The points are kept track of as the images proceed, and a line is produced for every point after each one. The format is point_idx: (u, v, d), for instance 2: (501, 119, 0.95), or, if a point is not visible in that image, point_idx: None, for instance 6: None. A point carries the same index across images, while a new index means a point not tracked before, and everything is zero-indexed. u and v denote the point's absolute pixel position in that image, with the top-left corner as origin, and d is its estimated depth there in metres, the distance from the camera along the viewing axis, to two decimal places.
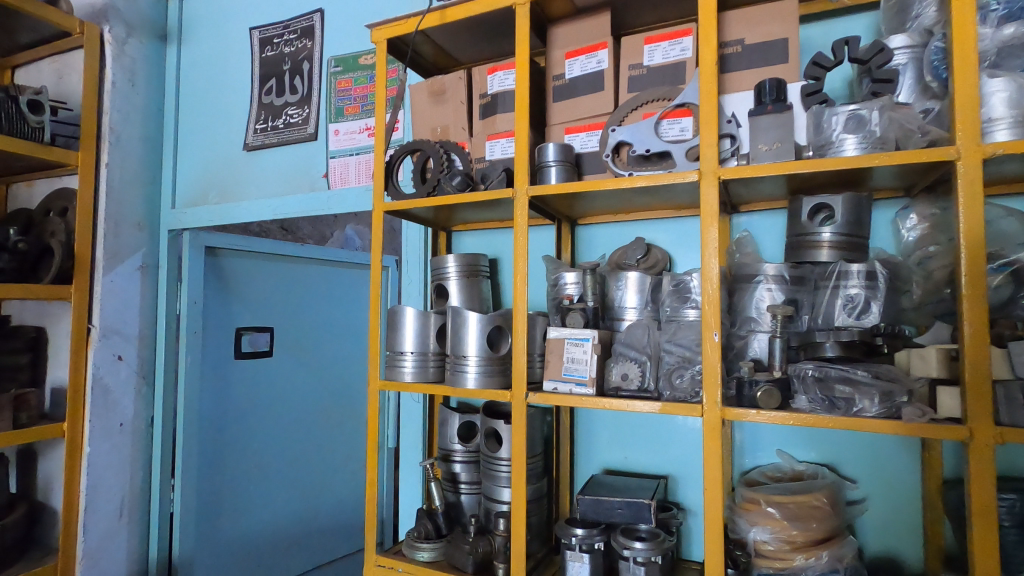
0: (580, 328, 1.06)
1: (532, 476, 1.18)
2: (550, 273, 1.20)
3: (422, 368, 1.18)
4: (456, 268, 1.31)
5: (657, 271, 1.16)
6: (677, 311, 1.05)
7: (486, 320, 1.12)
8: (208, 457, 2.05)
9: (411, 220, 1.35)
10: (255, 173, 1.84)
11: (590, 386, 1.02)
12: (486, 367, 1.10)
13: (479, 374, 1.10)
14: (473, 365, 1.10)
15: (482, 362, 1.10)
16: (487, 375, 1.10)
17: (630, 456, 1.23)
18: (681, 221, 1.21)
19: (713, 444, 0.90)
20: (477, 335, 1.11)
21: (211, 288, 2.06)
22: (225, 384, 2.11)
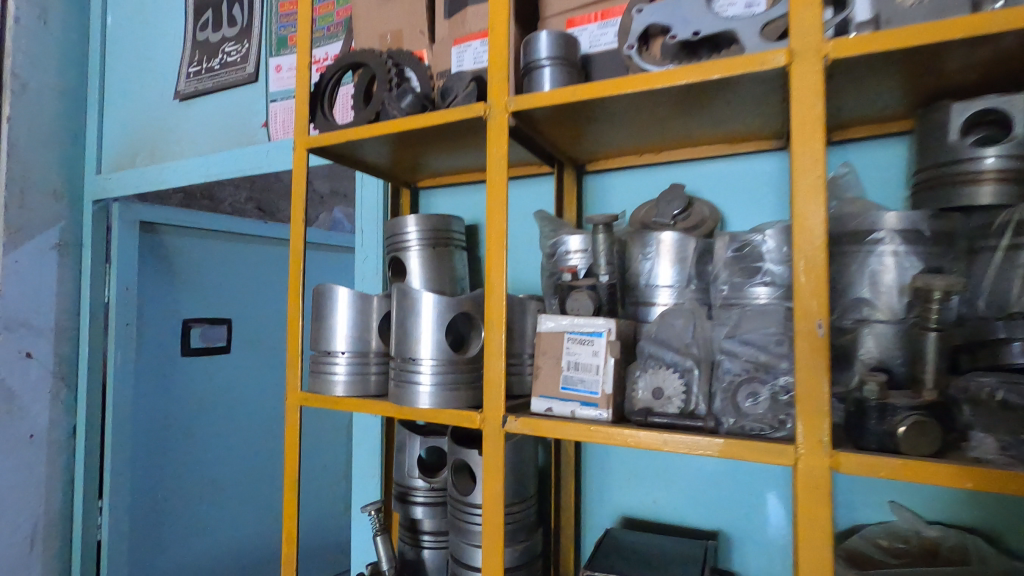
0: (588, 316, 0.68)
1: (518, 531, 0.82)
2: (546, 237, 0.83)
3: (360, 374, 0.81)
4: (418, 236, 0.95)
5: (703, 233, 0.78)
6: (740, 289, 0.67)
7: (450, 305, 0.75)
8: (147, 474, 1.71)
9: (357, 168, 0.98)
10: (188, 128, 1.49)
11: (603, 408, 0.65)
12: (449, 377, 0.74)
13: (436, 388, 0.73)
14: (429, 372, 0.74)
15: (442, 369, 0.74)
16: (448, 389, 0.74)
17: (663, 501, 0.86)
18: (735, 162, 0.83)
19: (813, 515, 0.53)
20: (435, 328, 0.74)
21: (148, 271, 1.72)
22: (167, 386, 1.77)
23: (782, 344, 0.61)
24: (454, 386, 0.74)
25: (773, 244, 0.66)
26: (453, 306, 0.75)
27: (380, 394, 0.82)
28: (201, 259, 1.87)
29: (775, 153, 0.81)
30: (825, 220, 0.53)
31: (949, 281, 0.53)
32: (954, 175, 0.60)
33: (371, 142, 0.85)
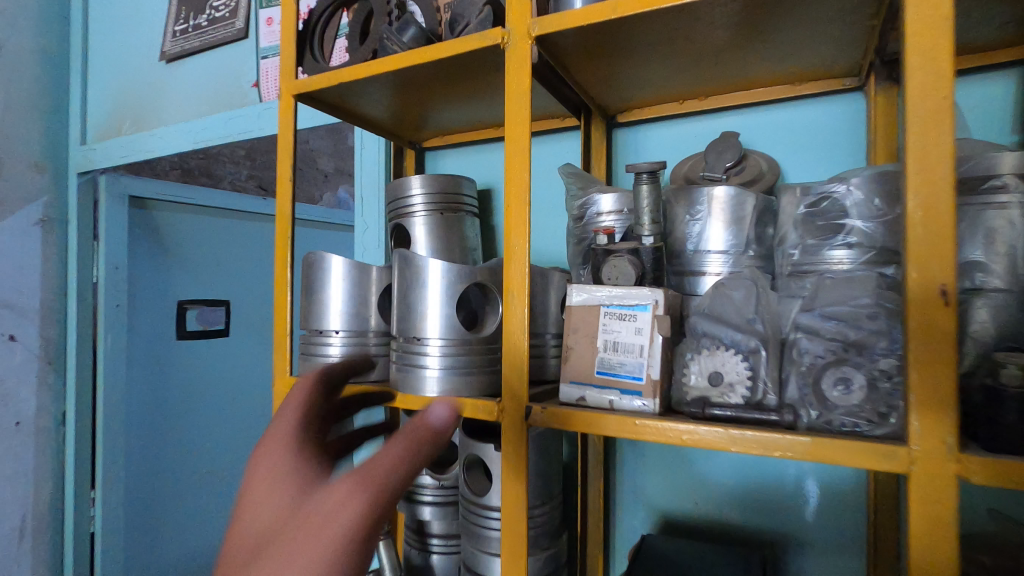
0: (629, 284, 0.56)
1: (542, 538, 0.71)
2: (573, 196, 0.71)
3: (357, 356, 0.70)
4: (424, 200, 0.83)
5: (761, 189, 0.66)
6: (814, 252, 0.55)
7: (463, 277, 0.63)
8: (143, 462, 1.62)
9: (355, 122, 0.86)
10: (175, 92, 1.37)
11: (648, 396, 0.53)
12: (461, 362, 0.62)
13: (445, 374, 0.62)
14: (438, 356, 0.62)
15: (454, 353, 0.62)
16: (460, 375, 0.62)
17: (707, 502, 0.76)
18: (795, 107, 0.71)
19: (927, 533, 0.41)
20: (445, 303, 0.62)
21: (139, 249, 1.61)
22: (162, 370, 1.67)
23: (876, 319, 0.48)
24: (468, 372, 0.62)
25: (860, 195, 0.53)
26: (466, 276, 0.63)
27: (380, 380, 0.71)
28: (195, 237, 1.77)
29: (846, 95, 0.68)
30: (952, 149, 0.41)
31: None
32: None
33: (370, 86, 0.73)
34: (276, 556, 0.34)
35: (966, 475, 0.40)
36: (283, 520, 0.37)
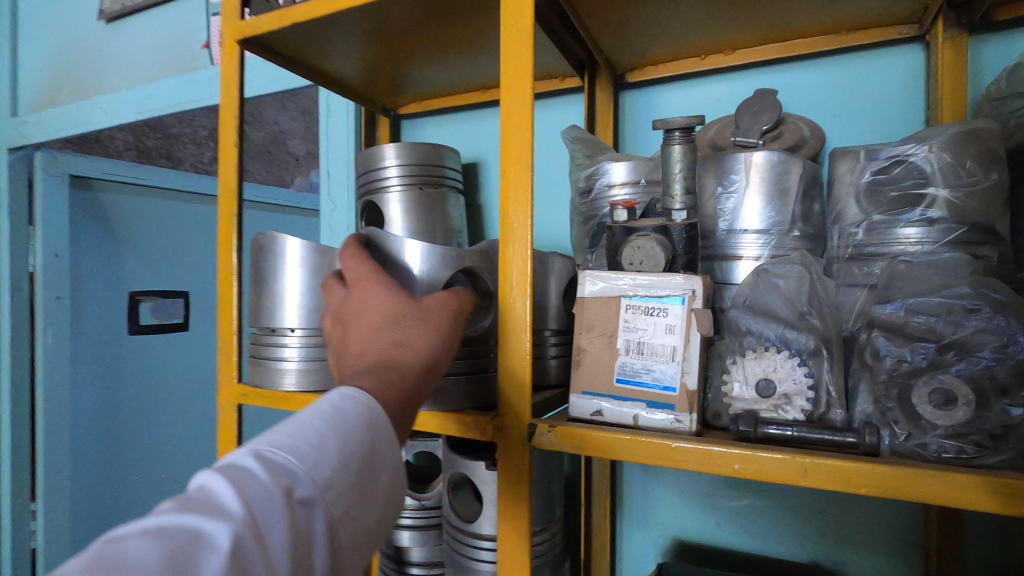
0: (657, 271, 0.44)
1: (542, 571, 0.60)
2: (579, 166, 0.59)
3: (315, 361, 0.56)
4: (400, 173, 0.71)
5: (805, 157, 0.55)
6: (882, 231, 0.45)
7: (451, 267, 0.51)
8: (93, 470, 1.47)
9: (317, 80, 0.73)
10: (119, 57, 1.21)
11: (684, 411, 0.42)
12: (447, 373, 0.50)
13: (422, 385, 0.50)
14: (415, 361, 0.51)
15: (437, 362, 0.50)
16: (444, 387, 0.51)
17: (733, 525, 0.66)
18: (837, 63, 0.60)
19: None
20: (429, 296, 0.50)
21: (84, 234, 1.45)
22: (113, 369, 1.52)
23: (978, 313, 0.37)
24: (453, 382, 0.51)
25: (943, 160, 0.43)
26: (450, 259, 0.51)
27: None
28: (148, 222, 1.60)
29: (901, 47, 0.58)
30: None
31: None
32: None
33: (333, 32, 0.60)
34: (386, 361, 0.39)
35: (980, 508, 0.33)
36: (382, 335, 0.40)
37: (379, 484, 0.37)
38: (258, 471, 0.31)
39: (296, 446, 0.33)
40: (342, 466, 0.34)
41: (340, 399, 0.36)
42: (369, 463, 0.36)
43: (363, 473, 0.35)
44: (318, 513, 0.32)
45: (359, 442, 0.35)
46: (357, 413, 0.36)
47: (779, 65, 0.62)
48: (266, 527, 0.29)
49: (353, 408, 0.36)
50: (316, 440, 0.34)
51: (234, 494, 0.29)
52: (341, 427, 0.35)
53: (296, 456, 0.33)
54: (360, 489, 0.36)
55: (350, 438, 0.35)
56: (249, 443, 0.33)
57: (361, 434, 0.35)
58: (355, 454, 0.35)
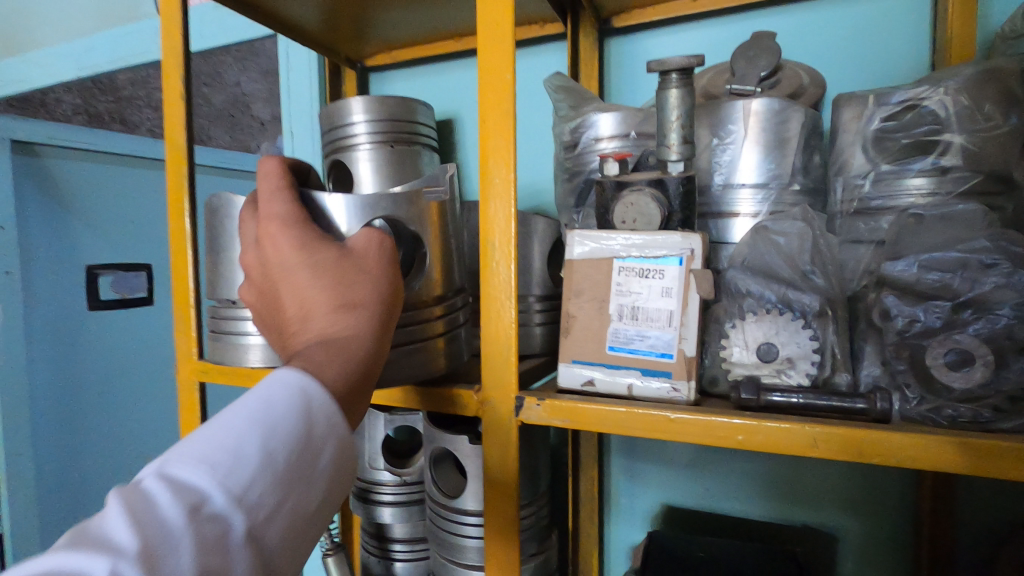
0: (652, 228, 0.40)
1: (529, 543, 0.58)
2: (563, 118, 0.55)
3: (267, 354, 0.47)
4: (368, 128, 0.65)
5: (804, 104, 0.52)
6: (891, 181, 0.42)
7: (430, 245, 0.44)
8: (57, 451, 1.41)
9: (274, 26, 0.67)
10: (56, 7, 1.10)
11: (682, 379, 0.40)
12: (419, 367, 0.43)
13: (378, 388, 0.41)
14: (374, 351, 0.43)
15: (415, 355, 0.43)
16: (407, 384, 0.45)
17: (720, 490, 0.65)
18: (839, 6, 0.56)
19: None
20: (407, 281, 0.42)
21: (32, 204, 1.35)
22: (73, 346, 1.44)
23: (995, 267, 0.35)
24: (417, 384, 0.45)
25: (956, 103, 0.39)
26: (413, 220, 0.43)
27: None
28: (100, 190, 1.50)
29: None
30: None
31: None
32: None
33: None
34: (337, 331, 0.34)
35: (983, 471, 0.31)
36: (328, 295, 0.34)
37: (322, 470, 0.31)
38: (159, 490, 0.25)
39: (211, 452, 0.27)
40: (269, 466, 0.28)
41: (268, 389, 0.30)
42: (307, 458, 0.30)
43: (296, 472, 0.29)
44: (239, 526, 0.26)
45: (289, 438, 0.29)
46: (287, 402, 0.30)
47: (776, 7, 0.58)
48: (166, 552, 0.23)
49: (282, 397, 0.30)
50: (234, 440, 0.28)
51: (123, 516, 0.23)
52: (269, 420, 0.29)
53: (208, 464, 0.27)
54: (298, 488, 0.29)
55: (273, 443, 0.29)
56: (162, 457, 0.27)
57: (291, 426, 0.29)
58: (287, 449, 0.29)
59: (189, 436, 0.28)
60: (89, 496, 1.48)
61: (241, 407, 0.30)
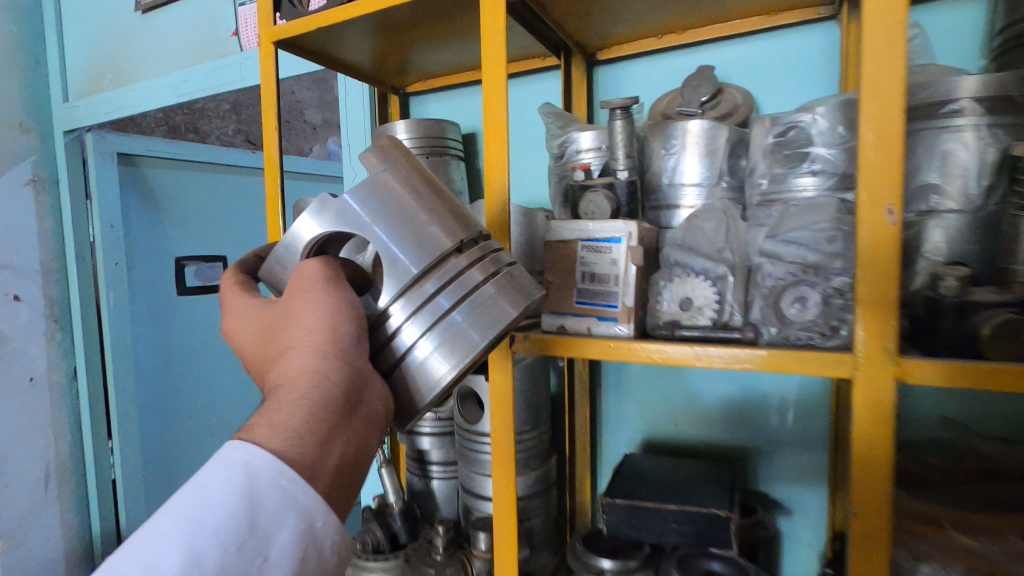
0: (605, 219, 0.59)
1: (532, 458, 0.77)
2: (553, 136, 0.72)
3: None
4: (409, 144, 0.84)
5: (736, 122, 0.67)
6: (781, 181, 0.57)
7: (385, 219, 0.44)
8: (156, 414, 1.68)
9: (338, 66, 0.87)
10: (155, 44, 1.35)
11: (624, 322, 0.57)
12: (464, 333, 0.44)
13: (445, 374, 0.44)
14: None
15: (447, 328, 0.44)
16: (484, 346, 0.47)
17: (686, 426, 0.81)
18: (772, 39, 0.71)
19: (871, 424, 0.45)
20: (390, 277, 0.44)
21: (133, 206, 1.62)
22: (165, 326, 1.71)
23: (835, 241, 0.51)
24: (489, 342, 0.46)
25: (825, 124, 0.55)
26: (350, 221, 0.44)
27: None
28: (185, 194, 1.77)
29: (821, 24, 0.68)
30: (903, 75, 0.42)
31: None
32: None
33: (348, 30, 0.73)
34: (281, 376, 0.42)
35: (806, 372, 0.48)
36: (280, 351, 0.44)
37: (262, 540, 0.38)
38: None
39: (151, 549, 0.35)
40: (200, 556, 0.36)
41: (209, 477, 0.38)
42: (252, 537, 0.38)
43: (232, 553, 0.37)
44: None
45: (221, 526, 0.37)
46: (223, 490, 0.38)
47: (721, 42, 0.74)
48: None
49: (218, 484, 0.38)
50: (171, 536, 0.36)
51: None
52: (199, 517, 0.37)
53: (148, 557, 0.35)
54: (251, 566, 0.37)
55: (209, 531, 0.36)
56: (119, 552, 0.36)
57: (222, 517, 0.37)
58: (221, 543, 0.36)
59: (138, 536, 0.37)
60: (180, 452, 1.75)
61: (186, 496, 0.38)
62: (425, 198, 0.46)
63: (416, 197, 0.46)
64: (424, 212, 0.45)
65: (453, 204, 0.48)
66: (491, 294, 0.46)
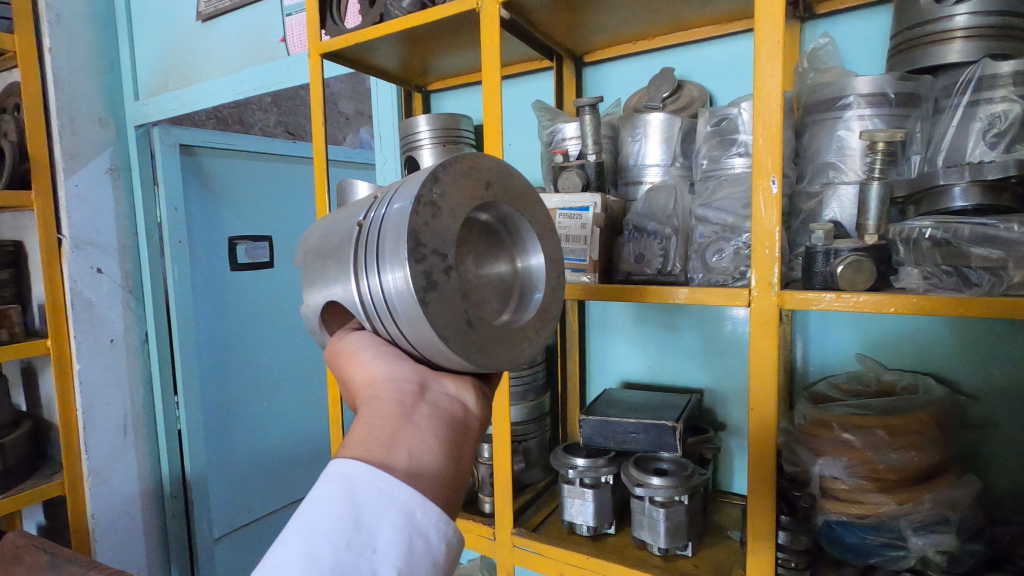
0: (577, 193, 0.76)
1: (529, 391, 0.94)
2: (544, 127, 0.89)
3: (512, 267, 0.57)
4: (429, 134, 1.02)
5: (690, 114, 0.83)
6: (718, 162, 0.73)
7: (325, 259, 0.56)
8: (213, 374, 1.91)
9: (371, 70, 1.05)
10: (215, 48, 1.55)
11: (591, 272, 0.74)
12: (392, 247, 0.46)
13: (427, 297, 0.45)
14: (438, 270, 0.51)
15: (385, 256, 0.47)
16: (440, 242, 0.46)
17: (655, 367, 0.99)
18: (724, 43, 0.86)
19: (763, 341, 0.61)
20: (349, 304, 0.53)
21: (193, 191, 1.84)
22: (221, 297, 1.94)
23: (748, 207, 0.68)
24: (427, 236, 0.45)
25: (747, 116, 0.70)
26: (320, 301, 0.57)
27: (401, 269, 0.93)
28: (237, 180, 1.98)
29: None
30: (781, 84, 0.58)
31: (890, 133, 0.58)
32: (925, 36, 0.64)
33: (379, 44, 0.91)
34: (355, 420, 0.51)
35: (718, 302, 0.64)
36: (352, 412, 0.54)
37: (366, 534, 0.42)
38: None
39: (279, 555, 0.41)
40: (316, 552, 0.40)
41: (316, 492, 0.43)
42: (359, 533, 0.41)
43: (342, 547, 0.41)
44: None
45: (329, 525, 0.41)
46: (328, 498, 0.42)
47: (684, 47, 0.89)
48: None
49: (323, 493, 0.43)
50: (294, 541, 0.41)
51: None
52: (313, 523, 0.41)
53: (277, 562, 0.40)
54: (361, 559, 0.41)
55: (322, 529, 0.41)
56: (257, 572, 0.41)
57: (329, 520, 0.41)
58: (333, 543, 0.41)
59: (269, 552, 0.42)
60: (234, 408, 1.98)
61: (304, 511, 0.43)
62: (334, 233, 0.56)
63: (332, 239, 0.56)
64: (336, 243, 0.55)
65: (351, 212, 0.56)
66: (394, 204, 0.47)
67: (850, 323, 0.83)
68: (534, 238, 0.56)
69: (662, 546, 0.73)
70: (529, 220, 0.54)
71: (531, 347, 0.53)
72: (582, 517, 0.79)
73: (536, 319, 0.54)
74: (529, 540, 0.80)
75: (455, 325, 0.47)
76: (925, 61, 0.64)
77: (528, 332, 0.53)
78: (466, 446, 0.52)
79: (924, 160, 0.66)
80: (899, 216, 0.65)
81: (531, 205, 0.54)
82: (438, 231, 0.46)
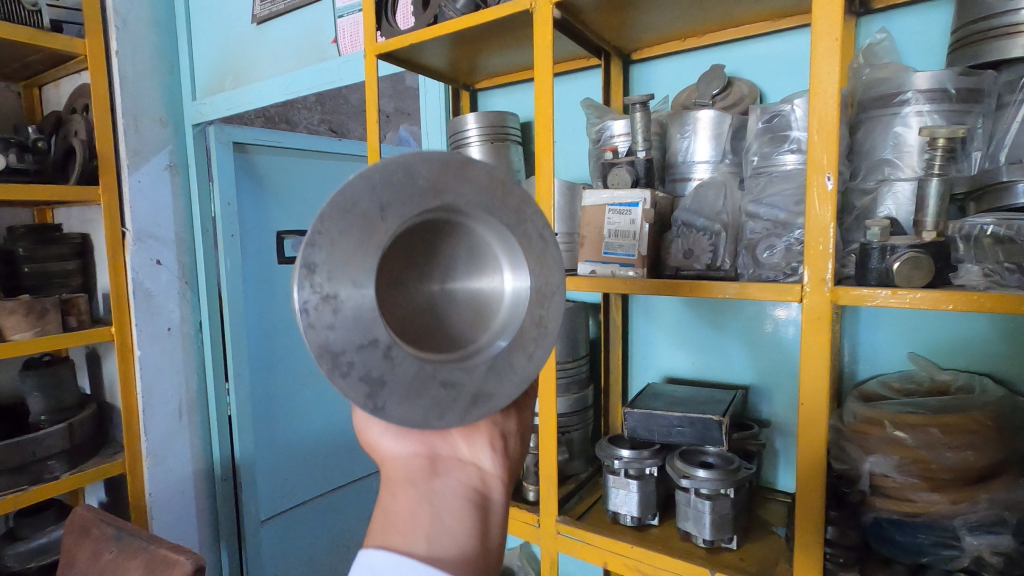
0: (627, 189, 0.77)
1: (573, 384, 0.96)
2: (592, 124, 0.90)
3: (491, 257, 0.50)
4: (477, 132, 1.04)
5: (740, 111, 0.83)
6: (768, 158, 0.73)
7: None
8: (261, 363, 1.99)
9: (422, 70, 1.08)
10: (268, 50, 1.61)
11: (639, 267, 0.75)
12: None
13: (381, 401, 0.41)
14: (397, 316, 0.47)
15: None
16: (363, 334, 0.40)
17: (699, 363, 0.99)
18: (777, 39, 0.86)
19: (814, 336, 0.62)
20: None
21: (244, 188, 1.92)
22: (269, 289, 2.02)
23: (800, 203, 0.68)
24: (338, 346, 0.39)
25: (800, 113, 0.70)
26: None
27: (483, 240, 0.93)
28: (286, 177, 2.06)
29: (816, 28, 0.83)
30: (837, 81, 0.58)
31: (951, 130, 0.57)
32: (989, 30, 0.62)
33: (431, 45, 0.94)
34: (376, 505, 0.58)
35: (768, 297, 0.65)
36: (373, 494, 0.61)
37: None
38: None
39: None
40: None
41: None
42: None
43: None
44: None
45: None
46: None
47: (734, 43, 0.89)
48: None
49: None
50: None
51: None
52: None
53: None
54: None
55: None
56: None
57: None
58: None
59: None
60: (280, 396, 2.06)
61: None
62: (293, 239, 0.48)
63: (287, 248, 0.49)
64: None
65: None
66: None
67: (903, 322, 0.82)
68: (482, 214, 0.45)
69: (708, 538, 0.74)
70: (468, 205, 0.44)
71: (540, 346, 0.47)
72: (627, 507, 0.81)
73: (532, 309, 0.47)
74: (573, 528, 0.82)
75: (432, 404, 0.43)
76: (989, 55, 0.62)
77: (528, 333, 0.47)
78: (490, 516, 0.59)
79: (986, 156, 0.65)
80: (958, 213, 0.65)
81: (454, 184, 0.43)
82: (350, 327, 0.40)
